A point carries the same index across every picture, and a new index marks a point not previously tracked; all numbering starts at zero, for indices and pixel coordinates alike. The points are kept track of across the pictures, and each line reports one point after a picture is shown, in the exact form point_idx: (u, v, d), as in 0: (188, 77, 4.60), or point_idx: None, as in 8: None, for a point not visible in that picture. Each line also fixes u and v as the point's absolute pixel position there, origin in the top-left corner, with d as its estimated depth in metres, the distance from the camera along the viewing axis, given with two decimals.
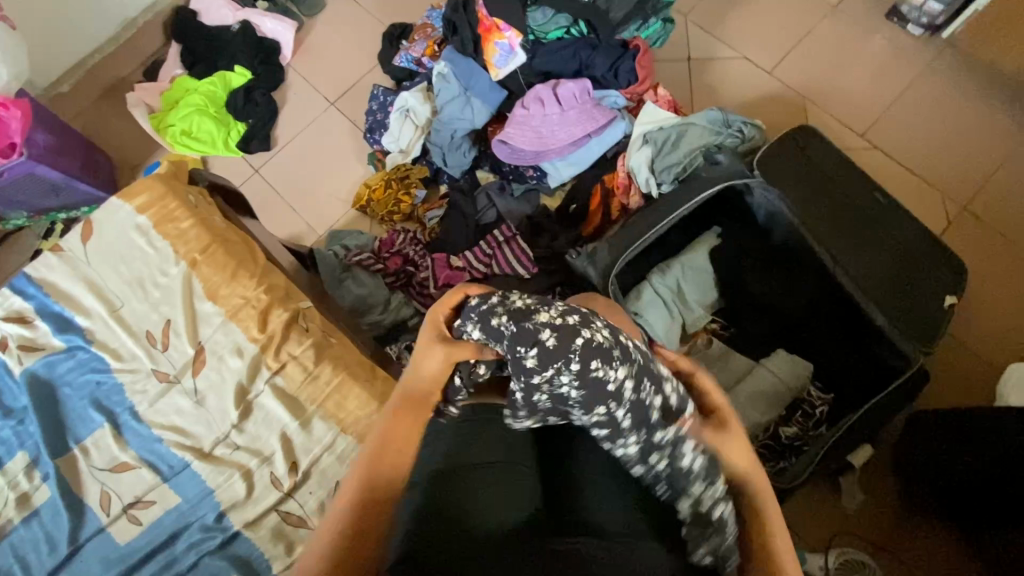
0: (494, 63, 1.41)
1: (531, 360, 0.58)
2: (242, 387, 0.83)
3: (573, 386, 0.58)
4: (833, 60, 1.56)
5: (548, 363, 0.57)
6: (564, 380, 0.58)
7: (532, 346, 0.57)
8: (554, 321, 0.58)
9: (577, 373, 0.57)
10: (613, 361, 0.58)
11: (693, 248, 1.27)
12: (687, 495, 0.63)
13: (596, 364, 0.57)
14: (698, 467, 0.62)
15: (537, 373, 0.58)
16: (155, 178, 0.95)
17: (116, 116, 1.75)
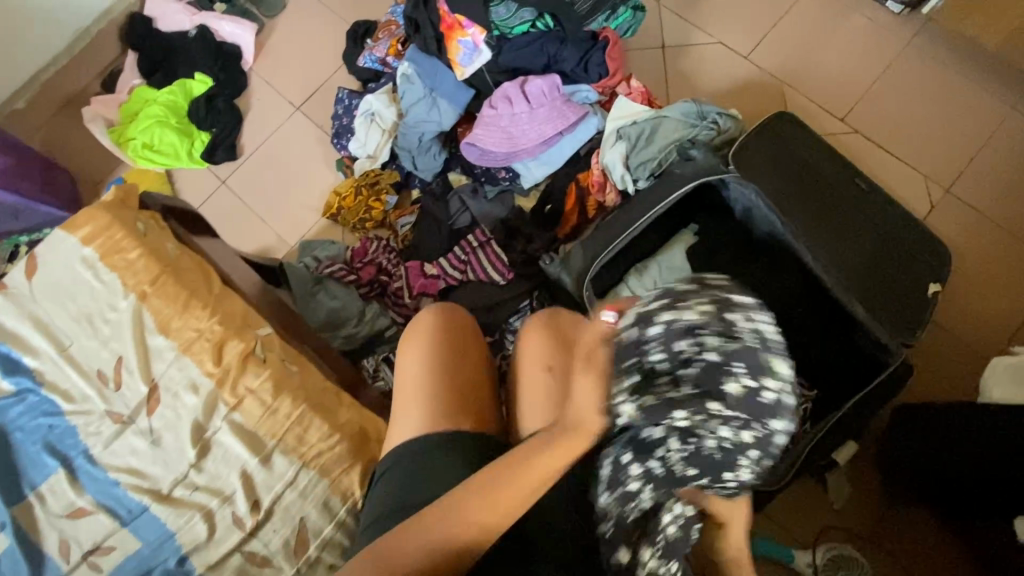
0: (459, 61, 1.36)
1: (738, 388, 0.56)
2: (198, 424, 0.80)
3: (719, 437, 0.58)
4: (811, 42, 1.51)
5: (732, 407, 0.57)
6: (719, 427, 0.58)
7: (760, 387, 0.57)
8: (774, 389, 0.57)
9: (745, 438, 0.58)
10: (757, 456, 0.60)
11: (669, 248, 1.25)
12: (643, 549, 0.65)
13: (751, 444, 0.59)
14: (671, 540, 0.65)
15: (718, 398, 0.57)
16: (99, 207, 0.91)
17: (74, 130, 1.69)
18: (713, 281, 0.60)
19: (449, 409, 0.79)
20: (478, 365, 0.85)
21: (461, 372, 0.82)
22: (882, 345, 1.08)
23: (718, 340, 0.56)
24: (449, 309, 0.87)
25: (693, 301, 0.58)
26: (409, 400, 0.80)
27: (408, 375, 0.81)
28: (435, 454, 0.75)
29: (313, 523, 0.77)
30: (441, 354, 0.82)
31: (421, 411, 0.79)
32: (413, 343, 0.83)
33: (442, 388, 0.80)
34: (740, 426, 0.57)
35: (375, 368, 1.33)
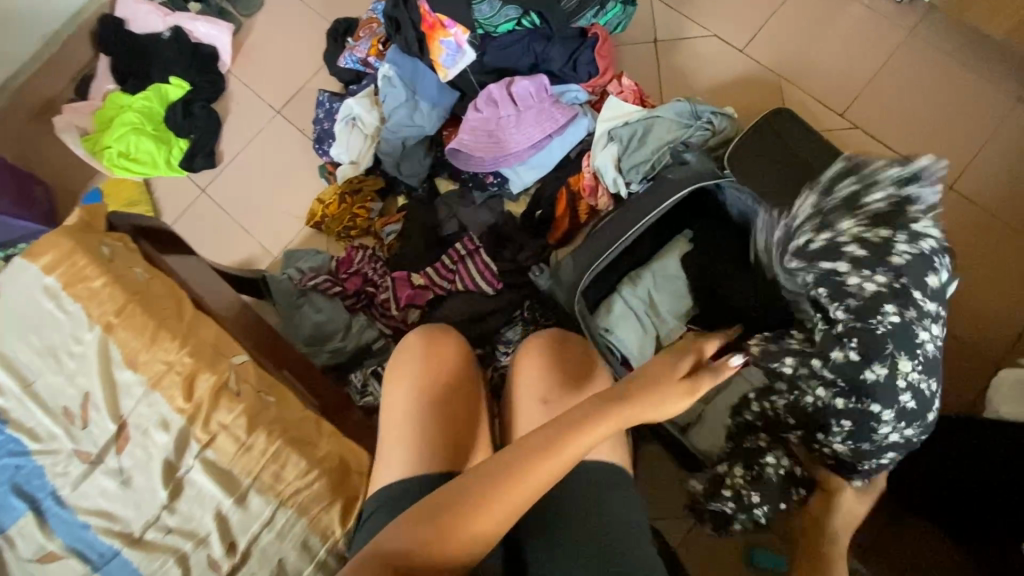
0: (442, 63, 1.30)
1: (843, 356, 0.83)
2: (169, 463, 0.76)
3: (821, 391, 0.85)
4: (809, 33, 1.45)
5: (838, 369, 0.83)
6: (823, 384, 0.85)
7: (866, 363, 0.82)
8: (878, 376, 0.81)
9: (840, 403, 0.84)
10: (847, 424, 0.85)
11: (664, 255, 1.20)
12: (743, 468, 0.95)
13: (847, 410, 0.84)
14: (767, 475, 0.93)
15: (833, 355, 0.83)
16: (60, 233, 0.86)
17: (47, 139, 1.63)
18: (922, 279, 0.83)
19: (434, 429, 0.78)
20: (467, 396, 0.83)
21: (450, 404, 0.81)
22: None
23: (854, 315, 0.83)
24: (435, 334, 0.85)
25: (879, 275, 0.83)
26: (395, 435, 0.78)
27: (394, 408, 0.80)
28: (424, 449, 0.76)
29: (292, 565, 0.73)
30: (429, 385, 0.80)
31: (406, 443, 0.77)
32: (400, 374, 0.82)
33: (430, 421, 0.78)
34: (840, 392, 0.83)
35: (363, 383, 1.29)
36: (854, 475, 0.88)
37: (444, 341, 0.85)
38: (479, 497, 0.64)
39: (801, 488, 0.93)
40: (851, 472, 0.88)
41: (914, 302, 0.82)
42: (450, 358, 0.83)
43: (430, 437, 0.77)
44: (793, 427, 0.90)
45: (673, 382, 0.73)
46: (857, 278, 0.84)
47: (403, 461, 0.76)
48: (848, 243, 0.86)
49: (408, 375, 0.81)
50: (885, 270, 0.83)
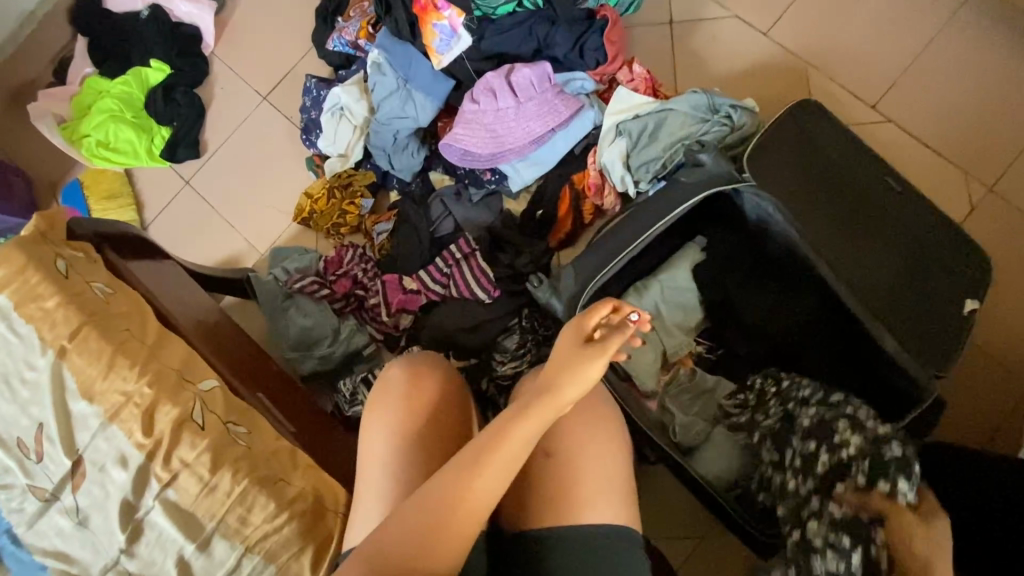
0: (435, 49, 1.20)
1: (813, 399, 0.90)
2: (128, 503, 0.70)
3: (808, 421, 0.88)
4: (838, 15, 1.32)
5: (808, 410, 0.89)
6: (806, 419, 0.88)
7: (829, 397, 0.89)
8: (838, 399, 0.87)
9: (825, 415, 0.86)
10: (841, 430, 0.83)
11: (672, 266, 1.11)
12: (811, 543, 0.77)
13: (840, 424, 0.84)
14: (835, 531, 0.75)
15: (805, 407, 0.90)
16: (9, 246, 0.79)
17: (25, 125, 1.55)
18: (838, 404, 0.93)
19: (419, 446, 0.73)
20: (453, 436, 0.76)
21: (435, 446, 0.74)
22: (902, 372, 0.94)
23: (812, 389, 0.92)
24: (420, 366, 0.77)
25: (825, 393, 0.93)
26: (372, 481, 0.72)
27: (371, 450, 0.73)
28: (403, 468, 0.72)
29: None
30: (410, 423, 0.73)
31: (384, 487, 0.71)
32: (378, 412, 0.75)
33: (413, 463, 0.72)
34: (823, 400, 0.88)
35: (352, 390, 1.22)
36: (894, 479, 0.74)
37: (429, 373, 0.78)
38: (427, 496, 0.62)
39: (872, 528, 0.72)
40: (889, 478, 0.75)
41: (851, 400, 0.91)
42: (438, 396, 0.76)
43: (409, 480, 0.71)
44: (815, 454, 0.84)
45: (581, 348, 0.71)
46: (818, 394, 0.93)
47: (381, 507, 0.70)
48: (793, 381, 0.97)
49: (388, 413, 0.74)
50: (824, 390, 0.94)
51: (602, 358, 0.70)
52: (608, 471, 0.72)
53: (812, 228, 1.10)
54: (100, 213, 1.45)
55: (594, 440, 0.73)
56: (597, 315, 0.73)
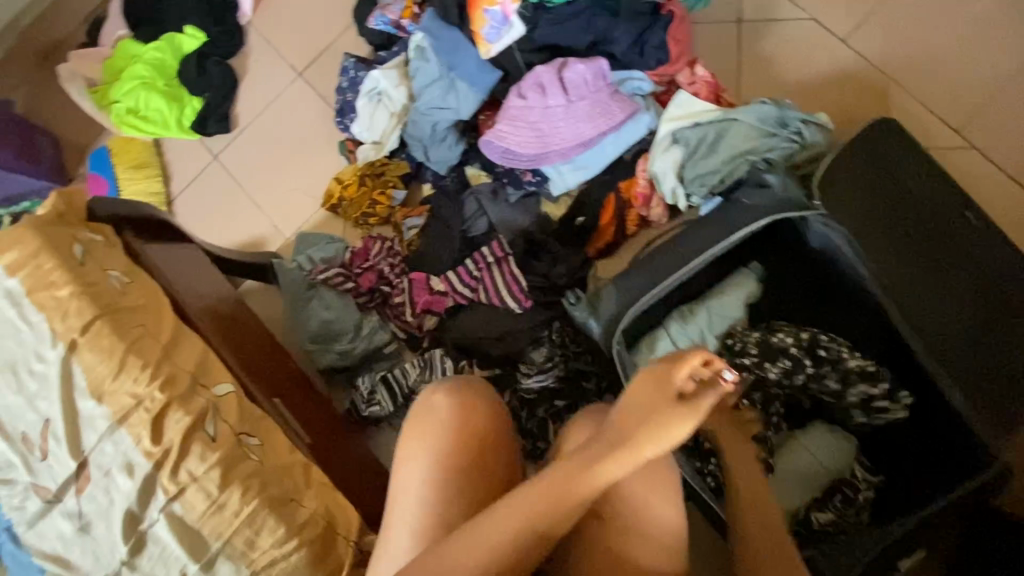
0: (484, 36, 1.10)
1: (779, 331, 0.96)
2: (132, 514, 0.66)
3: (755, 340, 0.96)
4: (926, 25, 1.20)
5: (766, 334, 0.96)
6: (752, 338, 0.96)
7: (787, 330, 0.97)
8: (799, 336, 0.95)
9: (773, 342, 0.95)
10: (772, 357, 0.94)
11: (727, 295, 1.01)
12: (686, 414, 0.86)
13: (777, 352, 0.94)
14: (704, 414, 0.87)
15: (767, 334, 0.96)
16: (26, 227, 0.75)
17: (56, 86, 1.51)
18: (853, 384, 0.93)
19: (456, 485, 0.68)
20: (499, 478, 0.71)
21: (480, 488, 0.69)
22: (969, 435, 0.86)
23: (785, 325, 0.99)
24: (471, 398, 0.72)
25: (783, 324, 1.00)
26: (403, 515, 0.67)
27: (402, 486, 0.68)
28: (444, 501, 0.67)
29: None
30: (450, 463, 0.68)
31: (416, 531, 0.66)
32: (413, 448, 0.69)
33: (450, 505, 0.67)
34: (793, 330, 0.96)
35: (371, 390, 1.18)
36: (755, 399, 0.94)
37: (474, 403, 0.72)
38: (473, 541, 0.60)
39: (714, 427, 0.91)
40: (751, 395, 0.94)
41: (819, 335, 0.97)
42: (492, 436, 0.72)
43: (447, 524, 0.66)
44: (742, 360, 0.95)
45: (668, 400, 0.66)
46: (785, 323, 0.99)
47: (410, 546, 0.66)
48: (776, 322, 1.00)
49: (427, 451, 0.69)
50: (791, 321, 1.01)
51: (693, 421, 0.65)
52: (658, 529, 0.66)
53: (877, 263, 1.00)
54: (126, 182, 1.42)
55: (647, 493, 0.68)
56: (690, 368, 0.67)
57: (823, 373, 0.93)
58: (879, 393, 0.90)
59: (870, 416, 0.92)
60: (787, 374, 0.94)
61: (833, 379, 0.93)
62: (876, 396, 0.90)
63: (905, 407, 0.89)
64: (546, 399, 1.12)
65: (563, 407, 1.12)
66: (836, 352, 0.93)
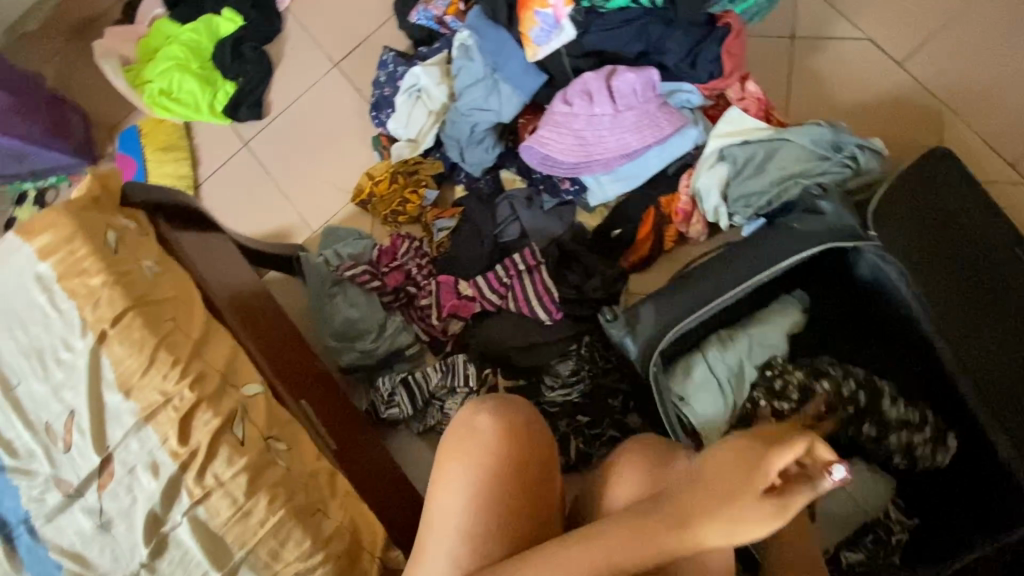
0: (532, 39, 1.06)
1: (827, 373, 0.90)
2: (154, 515, 0.64)
3: (803, 376, 0.91)
4: (988, 53, 1.15)
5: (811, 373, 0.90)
6: (796, 373, 0.91)
7: (832, 369, 0.90)
8: (845, 379, 0.89)
9: (811, 381, 0.90)
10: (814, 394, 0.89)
11: (767, 322, 0.98)
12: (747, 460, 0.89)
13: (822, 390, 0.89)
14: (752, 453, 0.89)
15: (811, 373, 0.90)
16: (61, 210, 0.72)
17: (89, 62, 1.50)
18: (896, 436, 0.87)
19: (501, 506, 0.70)
20: (535, 493, 0.72)
21: (510, 510, 0.70)
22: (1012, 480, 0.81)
23: (831, 362, 0.92)
24: (513, 426, 0.72)
25: (824, 361, 0.93)
26: (444, 533, 0.70)
27: (444, 509, 0.71)
28: (484, 520, 0.69)
29: None
30: (493, 491, 0.70)
31: (455, 553, 0.69)
32: (458, 468, 0.71)
33: (488, 533, 0.69)
34: (839, 369, 0.90)
35: (391, 391, 1.15)
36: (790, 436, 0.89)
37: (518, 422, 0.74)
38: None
39: None
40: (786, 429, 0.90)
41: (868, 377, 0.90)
42: (532, 459, 0.72)
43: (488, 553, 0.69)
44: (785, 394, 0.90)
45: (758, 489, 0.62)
46: (830, 360, 0.93)
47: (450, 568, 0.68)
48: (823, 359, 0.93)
49: (474, 479, 0.70)
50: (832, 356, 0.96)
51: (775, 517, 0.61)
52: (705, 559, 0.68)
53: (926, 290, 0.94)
54: (154, 164, 1.40)
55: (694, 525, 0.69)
56: (792, 453, 0.61)
57: (861, 420, 0.88)
58: (921, 441, 0.86)
59: (909, 461, 0.88)
60: (845, 421, 0.88)
61: (872, 426, 0.87)
62: (917, 444, 0.86)
63: (949, 454, 0.86)
64: (567, 413, 1.09)
65: (587, 423, 1.09)
66: (880, 398, 0.88)
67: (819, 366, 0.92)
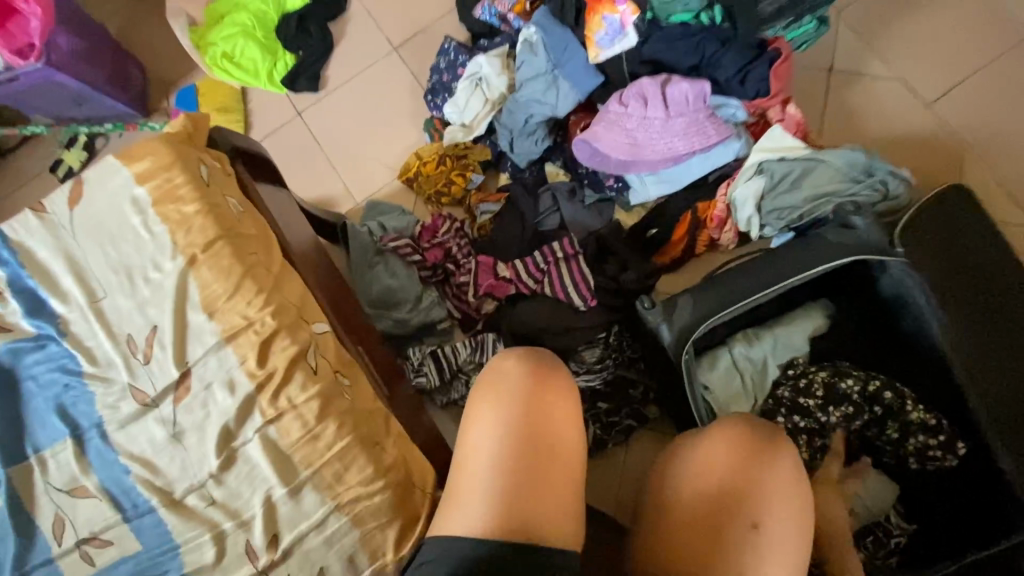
0: (596, 41, 1.15)
1: (850, 379, 0.96)
2: (227, 431, 0.68)
3: (824, 378, 0.98)
4: (1011, 105, 1.24)
5: (834, 376, 0.97)
6: (819, 375, 0.98)
7: (852, 374, 0.97)
8: (863, 384, 0.96)
9: (833, 381, 0.97)
10: (835, 394, 0.96)
11: (794, 325, 1.06)
12: None
13: (843, 391, 0.96)
14: None
15: (834, 377, 0.97)
16: (161, 140, 0.77)
17: (154, 19, 1.55)
18: (913, 436, 0.93)
19: (538, 449, 0.71)
20: (569, 440, 0.74)
21: (547, 455, 0.72)
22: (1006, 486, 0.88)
23: (853, 369, 0.99)
24: (543, 374, 0.76)
25: (843, 365, 1.00)
26: (477, 475, 0.70)
27: (477, 446, 0.72)
28: (524, 463, 0.71)
29: None
30: (527, 429, 0.72)
31: (490, 491, 0.69)
32: (494, 410, 0.73)
33: (521, 473, 0.70)
34: (860, 376, 0.96)
35: (420, 361, 1.19)
36: (810, 429, 0.96)
37: (555, 375, 0.77)
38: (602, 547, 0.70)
39: None
40: (805, 418, 0.96)
41: (894, 391, 0.94)
42: (554, 402, 0.75)
43: (521, 492, 0.69)
44: (810, 393, 0.97)
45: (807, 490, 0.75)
46: (851, 368, 0.99)
47: (485, 510, 0.68)
48: (843, 366, 1.00)
49: (505, 415, 0.72)
50: (851, 364, 1.04)
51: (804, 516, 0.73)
52: (785, 531, 0.72)
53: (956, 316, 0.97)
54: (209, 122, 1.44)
55: (779, 494, 0.74)
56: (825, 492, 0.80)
57: (884, 421, 0.95)
58: (936, 444, 0.92)
59: (921, 463, 0.94)
60: (872, 422, 0.96)
61: (894, 428, 0.95)
62: (932, 446, 0.92)
63: (959, 458, 0.91)
64: (589, 399, 1.16)
65: (606, 409, 1.16)
66: (899, 404, 0.94)
67: (841, 370, 0.98)
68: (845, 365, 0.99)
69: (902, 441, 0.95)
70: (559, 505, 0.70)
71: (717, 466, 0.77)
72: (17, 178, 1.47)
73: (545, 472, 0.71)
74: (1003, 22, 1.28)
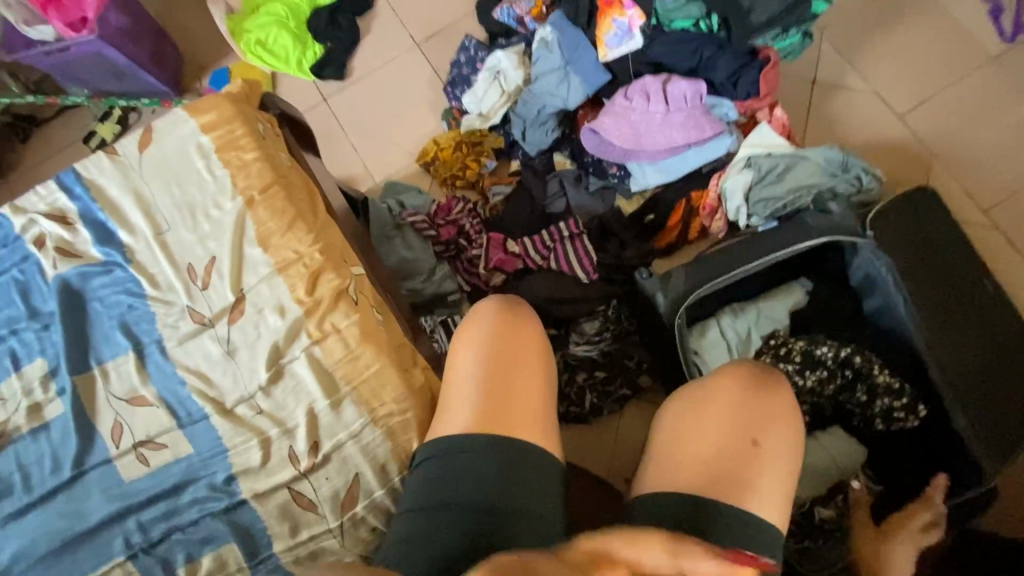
0: (606, 41, 1.29)
1: (824, 348, 1.07)
2: (277, 348, 0.77)
3: (801, 346, 1.08)
4: (974, 119, 1.39)
5: (810, 345, 1.08)
6: (797, 344, 1.08)
7: (825, 343, 1.07)
8: (836, 351, 1.06)
9: (809, 349, 1.07)
10: (811, 360, 1.06)
11: (775, 300, 1.17)
12: None
13: (817, 358, 1.06)
14: None
15: (811, 346, 1.08)
16: (225, 97, 0.86)
17: (192, 6, 1.66)
18: (877, 398, 1.04)
19: (513, 370, 0.76)
20: (540, 364, 0.79)
21: (522, 375, 0.76)
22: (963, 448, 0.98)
23: (828, 341, 1.08)
24: (511, 308, 0.82)
25: (820, 336, 1.12)
26: (461, 393, 0.75)
27: (462, 375, 0.77)
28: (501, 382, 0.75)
29: (366, 482, 0.74)
30: (503, 353, 0.77)
31: (473, 405, 0.74)
32: (472, 338, 0.79)
33: (500, 391, 0.74)
34: (834, 346, 1.06)
35: (432, 328, 1.27)
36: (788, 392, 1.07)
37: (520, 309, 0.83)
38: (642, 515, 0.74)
39: None
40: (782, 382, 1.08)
41: (863, 357, 1.05)
42: (524, 330, 0.80)
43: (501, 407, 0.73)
44: (788, 358, 1.07)
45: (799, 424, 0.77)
46: (827, 339, 1.09)
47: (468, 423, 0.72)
48: (818, 337, 1.10)
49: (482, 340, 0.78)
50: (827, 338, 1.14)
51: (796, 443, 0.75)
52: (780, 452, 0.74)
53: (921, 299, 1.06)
54: None
55: (773, 418, 0.76)
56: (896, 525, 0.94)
57: (854, 384, 1.06)
58: (900, 406, 1.02)
59: (887, 424, 1.05)
60: (844, 387, 1.06)
61: (863, 392, 1.05)
62: (896, 408, 1.03)
63: (919, 418, 1.02)
64: (587, 367, 1.24)
65: (602, 378, 1.24)
66: (867, 368, 1.04)
67: (817, 340, 1.08)
68: (818, 336, 1.10)
69: (869, 402, 1.05)
70: (540, 420, 0.74)
71: (717, 399, 0.78)
72: (50, 147, 1.55)
73: (523, 390, 0.75)
74: (970, 46, 1.43)
